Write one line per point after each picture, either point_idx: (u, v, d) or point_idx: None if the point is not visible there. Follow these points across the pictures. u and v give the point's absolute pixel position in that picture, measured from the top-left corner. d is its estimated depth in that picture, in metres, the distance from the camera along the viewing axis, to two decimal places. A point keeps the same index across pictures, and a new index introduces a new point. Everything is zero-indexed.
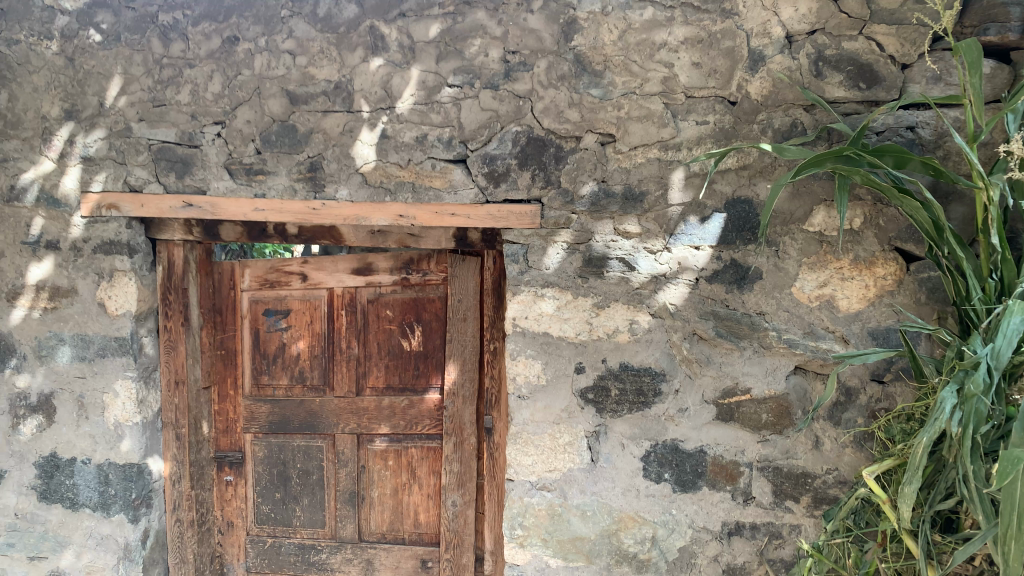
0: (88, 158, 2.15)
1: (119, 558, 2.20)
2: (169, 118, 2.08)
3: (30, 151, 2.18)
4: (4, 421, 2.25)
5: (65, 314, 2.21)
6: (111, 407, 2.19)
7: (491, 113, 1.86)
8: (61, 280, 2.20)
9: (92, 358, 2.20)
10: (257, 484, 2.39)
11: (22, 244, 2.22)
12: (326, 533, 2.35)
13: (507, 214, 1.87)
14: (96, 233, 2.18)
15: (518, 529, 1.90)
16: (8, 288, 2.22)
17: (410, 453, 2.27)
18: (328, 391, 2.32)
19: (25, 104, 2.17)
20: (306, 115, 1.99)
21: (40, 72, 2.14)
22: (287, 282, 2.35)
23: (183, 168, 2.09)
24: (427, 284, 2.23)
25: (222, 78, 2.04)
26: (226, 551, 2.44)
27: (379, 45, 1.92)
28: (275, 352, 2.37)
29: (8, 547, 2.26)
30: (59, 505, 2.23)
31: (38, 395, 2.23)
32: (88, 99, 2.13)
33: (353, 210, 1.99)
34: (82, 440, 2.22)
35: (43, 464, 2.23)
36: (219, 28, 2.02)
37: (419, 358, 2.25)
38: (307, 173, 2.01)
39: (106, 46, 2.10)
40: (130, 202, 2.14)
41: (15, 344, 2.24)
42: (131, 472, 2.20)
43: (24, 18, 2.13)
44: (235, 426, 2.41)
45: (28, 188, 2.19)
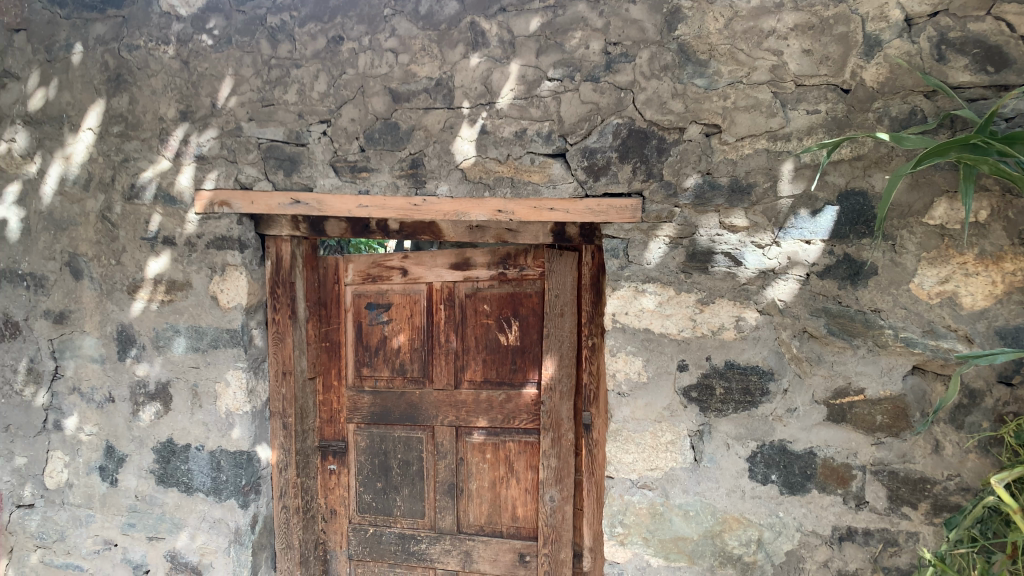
0: (201, 157, 2.25)
1: (230, 541, 2.30)
2: (277, 118, 2.15)
3: (149, 151, 2.30)
4: (126, 408, 2.41)
5: (181, 307, 2.32)
6: (222, 396, 2.29)
7: (592, 106, 1.85)
8: (176, 274, 2.31)
9: (205, 349, 2.30)
10: (359, 474, 2.45)
11: (141, 240, 2.34)
12: (425, 523, 2.38)
13: (607, 208, 1.85)
14: (209, 229, 2.27)
15: (618, 527, 1.89)
16: (129, 281, 2.36)
17: (507, 447, 2.27)
18: (427, 383, 2.35)
19: (144, 107, 2.28)
20: (408, 113, 2.02)
21: (158, 75, 2.25)
22: (388, 277, 2.39)
23: (291, 166, 2.16)
24: (525, 279, 2.23)
25: (328, 78, 2.09)
26: (329, 538, 2.50)
27: (480, 41, 1.93)
28: (376, 344, 2.41)
29: (130, 526, 2.42)
30: (175, 489, 2.36)
31: (156, 383, 2.36)
32: (201, 101, 2.22)
33: (452, 206, 2.01)
34: (196, 427, 2.33)
35: (161, 449, 2.37)
36: (324, 28, 2.07)
37: (516, 353, 2.25)
38: (409, 169, 2.04)
39: (218, 49, 2.19)
40: (240, 199, 2.22)
41: (135, 335, 2.37)
42: (241, 459, 2.29)
43: (143, 25, 2.25)
44: (339, 416, 2.47)
45: (147, 187, 2.31)
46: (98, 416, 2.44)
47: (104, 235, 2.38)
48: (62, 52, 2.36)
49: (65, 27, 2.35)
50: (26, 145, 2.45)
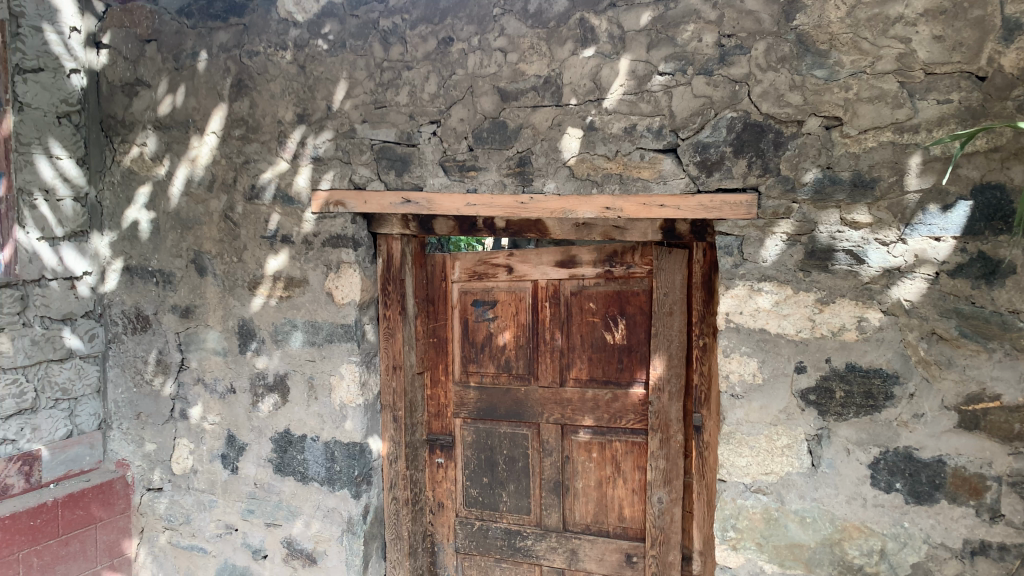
0: (317, 159, 2.33)
1: (343, 530, 2.37)
2: (389, 119, 2.20)
3: (268, 153, 2.40)
4: (246, 398, 2.53)
5: (298, 302, 2.41)
6: (337, 388, 2.36)
7: (705, 100, 1.81)
8: (294, 270, 2.40)
9: (321, 343, 2.38)
10: (466, 468, 2.48)
11: (261, 238, 2.45)
12: (531, 520, 2.40)
13: (721, 204, 1.81)
14: (325, 228, 2.35)
15: (730, 531, 1.85)
16: (250, 278, 2.48)
17: (614, 446, 2.25)
18: (533, 380, 2.36)
19: (264, 111, 2.38)
20: (517, 111, 2.03)
21: (277, 80, 2.35)
22: (494, 274, 2.40)
23: (402, 166, 2.21)
24: (632, 277, 2.19)
25: (438, 78, 2.13)
26: (437, 531, 2.55)
27: (590, 37, 1.92)
28: (482, 341, 2.43)
29: (250, 512, 2.54)
30: (291, 478, 2.46)
31: (274, 375, 2.47)
32: (317, 104, 2.30)
33: (560, 203, 2.01)
34: (312, 418, 2.42)
35: (278, 439, 2.48)
36: (435, 29, 2.11)
37: (623, 352, 2.22)
38: (516, 167, 2.05)
39: (333, 53, 2.26)
40: (353, 199, 2.28)
41: (255, 329, 2.49)
42: (354, 450, 2.35)
43: (263, 32, 2.35)
44: (446, 410, 2.50)
45: (267, 188, 2.42)
46: (220, 406, 2.59)
47: (226, 234, 2.51)
48: (188, 60, 2.51)
49: (191, 37, 2.50)
50: (156, 149, 2.62)
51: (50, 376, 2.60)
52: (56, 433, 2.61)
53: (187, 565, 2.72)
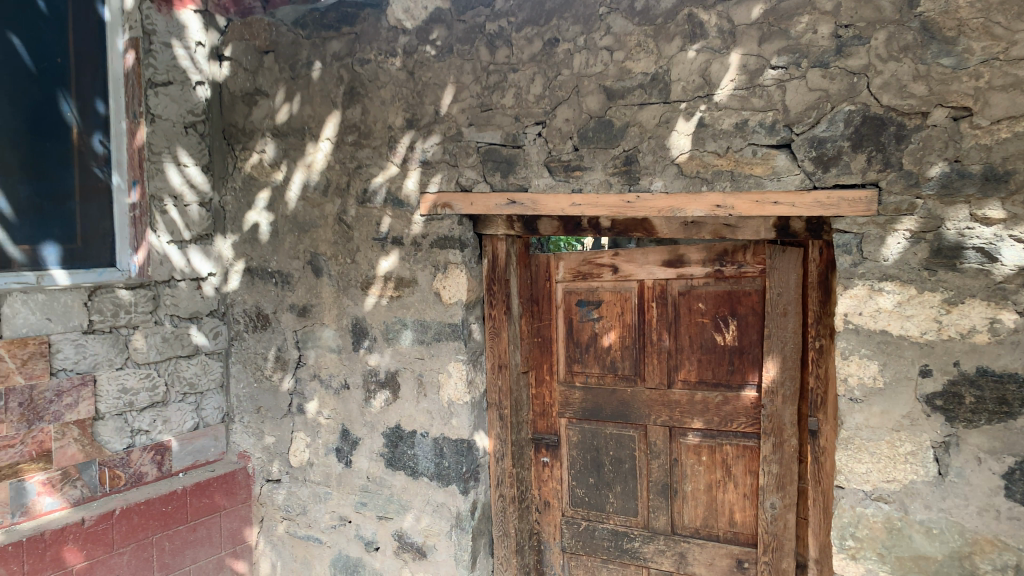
0: (425, 162, 2.38)
1: (451, 525, 2.42)
2: (495, 121, 2.23)
3: (379, 158, 2.48)
4: (359, 394, 2.62)
5: (408, 302, 2.48)
6: (445, 386, 2.41)
7: (821, 93, 1.75)
8: (404, 271, 2.47)
9: (430, 341, 2.44)
10: (572, 468, 2.49)
11: (373, 240, 2.53)
12: (638, 522, 2.38)
13: (839, 201, 1.75)
14: (433, 229, 2.40)
15: (849, 540, 1.79)
16: (363, 278, 2.57)
17: (725, 450, 2.21)
18: (640, 381, 2.33)
19: (375, 116, 2.46)
20: (623, 110, 2.02)
21: (387, 87, 2.43)
22: (599, 274, 2.38)
23: (508, 168, 2.23)
24: (743, 277, 2.14)
25: (543, 79, 2.14)
26: (543, 529, 2.56)
27: (698, 33, 1.89)
28: (587, 341, 2.42)
29: (363, 505, 2.63)
30: (402, 472, 2.53)
31: (386, 372, 2.55)
32: (425, 108, 2.36)
33: (668, 202, 1.98)
34: (421, 415, 2.47)
35: (390, 434, 2.55)
36: (541, 31, 2.13)
37: (734, 354, 2.17)
38: (623, 166, 2.04)
39: (441, 58, 2.32)
40: (460, 201, 2.32)
41: (367, 327, 2.57)
42: (463, 447, 2.39)
43: (374, 40, 2.44)
44: (551, 410, 2.51)
45: (378, 191, 2.49)
46: (334, 402, 2.70)
47: (340, 236, 2.61)
48: (304, 69, 2.62)
49: (306, 47, 2.61)
50: (274, 156, 2.74)
51: (179, 371, 2.77)
52: (184, 424, 2.79)
53: (303, 554, 2.83)
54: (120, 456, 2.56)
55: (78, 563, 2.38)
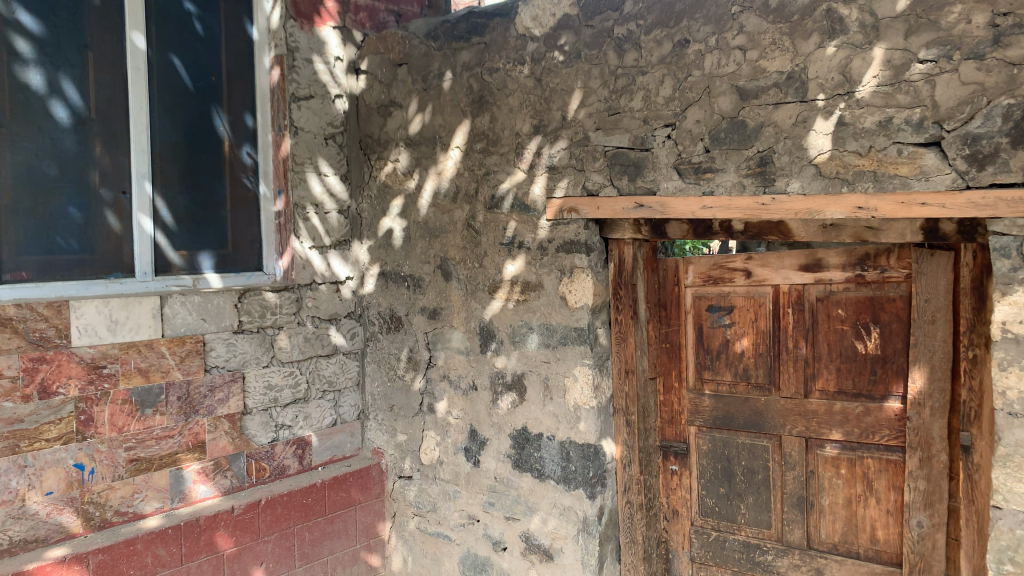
0: (552, 167, 2.40)
1: (578, 529, 2.42)
2: (623, 125, 2.22)
3: (507, 164, 2.53)
4: (487, 395, 2.68)
5: (534, 305, 2.50)
6: (572, 390, 2.41)
7: (975, 86, 1.64)
8: (530, 275, 2.50)
9: (556, 345, 2.45)
10: (702, 477, 2.44)
11: (501, 245, 2.58)
12: (772, 535, 2.30)
13: (995, 201, 1.64)
14: (559, 233, 2.41)
15: (1007, 565, 1.67)
16: (490, 282, 2.62)
17: (866, 463, 2.10)
18: (774, 391, 2.26)
19: (504, 124, 2.52)
20: (757, 110, 1.97)
21: (515, 94, 2.48)
22: (731, 279, 2.33)
23: (636, 171, 2.22)
24: (887, 282, 2.03)
25: (673, 81, 2.11)
26: (671, 538, 2.53)
27: (838, 28, 1.81)
28: (718, 348, 2.36)
29: (491, 505, 2.68)
30: (529, 474, 2.56)
31: (512, 374, 2.59)
32: (553, 114, 2.38)
33: (805, 204, 1.91)
34: (547, 418, 2.49)
35: (517, 436, 2.59)
36: (671, 33, 2.11)
37: (876, 363, 2.07)
38: (757, 168, 1.98)
39: (568, 64, 2.34)
40: (587, 205, 2.32)
41: (495, 330, 2.62)
42: (589, 452, 2.39)
43: (503, 49, 2.50)
44: (680, 417, 2.47)
45: (505, 196, 2.54)
46: (463, 402, 2.76)
47: (469, 241, 2.68)
48: (435, 80, 2.74)
49: (438, 58, 2.72)
50: (407, 164, 2.87)
51: (319, 369, 2.92)
52: (323, 420, 2.94)
53: (433, 551, 2.91)
54: (265, 449, 2.72)
55: (229, 548, 2.54)
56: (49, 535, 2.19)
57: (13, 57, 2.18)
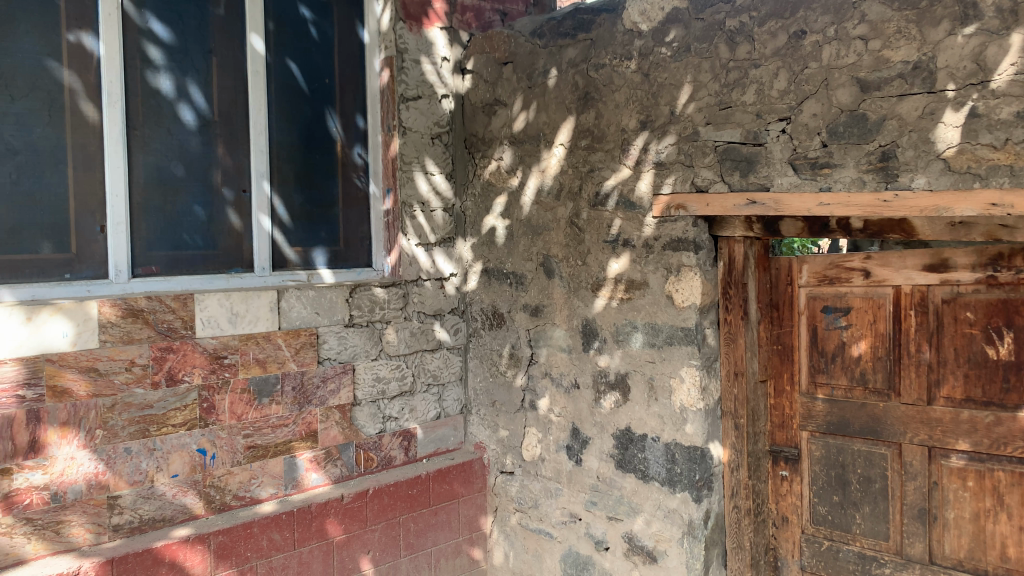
0: (659, 163, 2.36)
1: (683, 532, 2.38)
2: (734, 119, 2.17)
3: (613, 161, 2.51)
4: (590, 394, 2.66)
5: (639, 304, 2.47)
6: (678, 391, 2.37)
7: None
8: (635, 273, 2.47)
9: (662, 345, 2.41)
10: (814, 484, 2.35)
11: (605, 242, 2.56)
12: (890, 547, 2.19)
13: None
14: (666, 231, 2.37)
15: None
16: (593, 280, 2.61)
17: (997, 476, 1.98)
18: (894, 396, 2.16)
19: (610, 120, 2.50)
20: (879, 102, 1.88)
21: (622, 90, 2.46)
22: (848, 279, 2.23)
23: (747, 167, 2.15)
24: (1022, 284, 1.91)
25: (788, 74, 2.04)
26: (780, 545, 2.45)
27: (971, 14, 1.71)
28: (834, 351, 2.27)
29: (593, 504, 2.67)
30: (632, 475, 2.53)
31: (616, 374, 2.56)
32: (661, 109, 2.35)
33: (931, 200, 1.81)
34: (652, 418, 2.46)
35: (620, 436, 2.56)
36: (786, 24, 2.04)
37: (1009, 370, 1.95)
38: (879, 162, 1.89)
39: (677, 58, 2.29)
40: (695, 202, 2.27)
41: (598, 329, 2.61)
42: (696, 454, 2.34)
43: (610, 44, 2.48)
44: (791, 422, 2.39)
45: (610, 193, 2.52)
46: (565, 400, 2.76)
47: (572, 238, 2.67)
48: (541, 78, 2.74)
49: (543, 56, 2.73)
50: (511, 162, 2.89)
51: (424, 364, 2.98)
52: (428, 414, 2.99)
53: (535, 547, 2.92)
54: (373, 440, 2.79)
55: (338, 536, 2.62)
56: (175, 515, 2.31)
57: (146, 63, 2.31)
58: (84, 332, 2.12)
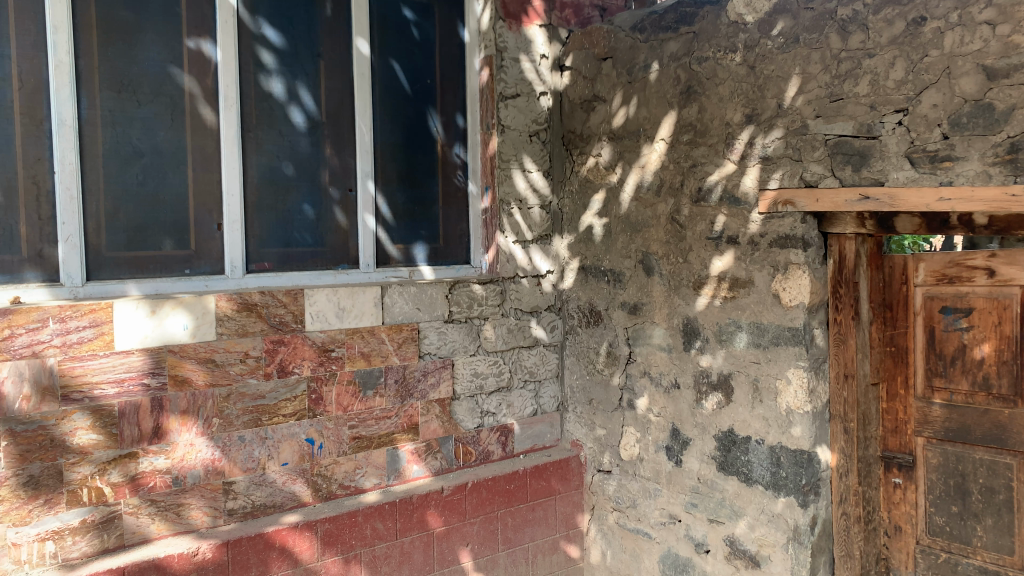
0: (766, 158, 2.30)
1: (788, 538, 2.31)
2: (846, 112, 2.09)
3: (716, 156, 2.46)
4: (691, 394, 2.62)
5: (743, 303, 2.41)
6: (784, 393, 2.30)
7: None
8: (740, 271, 2.41)
9: (767, 345, 2.35)
10: (930, 493, 2.24)
11: (707, 239, 2.51)
12: (1015, 562, 2.07)
13: None
14: (773, 228, 2.30)
15: None
16: (695, 278, 2.56)
17: None
18: (1021, 403, 2.03)
19: (713, 114, 2.45)
20: (1007, 91, 1.78)
21: (726, 83, 2.40)
22: (970, 278, 2.11)
23: (861, 161, 2.07)
24: None
25: (906, 63, 1.95)
26: (892, 556, 2.34)
27: None
28: (954, 353, 2.16)
29: (694, 506, 2.63)
30: (735, 477, 2.48)
31: (718, 374, 2.51)
32: (767, 103, 2.28)
33: None
34: (756, 420, 2.40)
35: (722, 437, 2.51)
36: (903, 11, 1.95)
37: None
38: (1006, 155, 1.79)
39: (784, 49, 2.23)
40: (804, 197, 2.20)
41: (700, 328, 2.56)
42: (802, 458, 2.27)
43: (713, 37, 2.43)
44: (905, 427, 2.28)
45: (713, 189, 2.47)
46: (665, 400, 2.72)
47: (673, 235, 2.63)
48: (641, 72, 2.71)
49: (644, 50, 2.70)
50: (610, 158, 2.88)
51: (520, 360, 3.00)
52: (525, 410, 3.01)
53: (632, 547, 2.89)
54: (472, 435, 2.83)
55: (438, 527, 2.67)
56: (284, 502, 2.41)
57: (259, 68, 2.41)
58: (203, 325, 2.23)
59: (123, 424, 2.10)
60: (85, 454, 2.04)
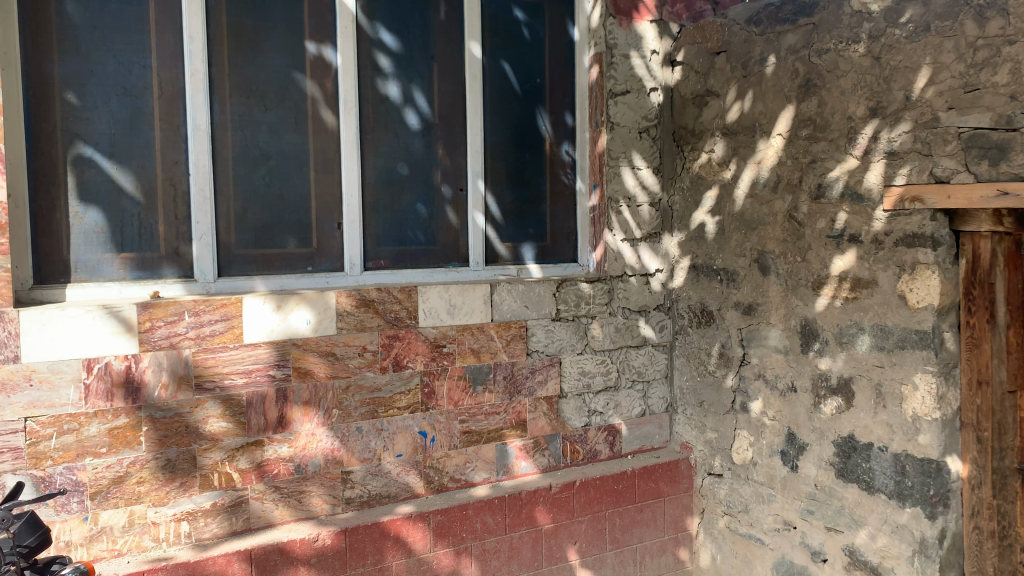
0: (891, 153, 2.20)
1: (914, 550, 2.22)
2: (982, 103, 1.97)
3: (837, 151, 2.37)
4: (808, 398, 2.54)
5: (866, 304, 2.32)
6: (910, 399, 2.20)
7: None
8: (862, 271, 2.32)
9: (892, 348, 2.25)
10: None
11: (827, 238, 2.43)
12: None
13: None
14: (899, 226, 2.20)
15: None
16: (814, 278, 2.48)
17: None
18: None
19: (834, 108, 2.36)
20: None
21: (848, 75, 2.31)
22: None
23: (998, 155, 1.95)
24: None
25: None
26: None
27: None
28: None
29: (810, 514, 2.55)
30: (856, 485, 2.39)
31: (838, 378, 2.42)
32: (894, 95, 2.18)
33: None
34: (879, 427, 2.30)
35: (842, 443, 2.42)
36: None
37: None
38: None
39: (913, 39, 2.12)
40: (934, 193, 2.09)
41: (819, 330, 2.48)
42: (930, 468, 2.16)
43: (835, 28, 2.34)
44: None
45: (834, 185, 2.38)
46: (781, 404, 2.65)
47: (791, 233, 2.55)
48: (757, 66, 2.65)
49: (760, 43, 2.63)
50: (723, 154, 2.82)
51: (629, 360, 2.97)
52: (633, 410, 2.99)
53: (744, 552, 2.83)
54: (579, 433, 2.84)
55: (547, 524, 2.69)
56: (399, 492, 2.48)
57: (376, 72, 2.49)
58: (325, 319, 2.32)
59: (251, 413, 2.21)
60: (216, 441, 2.16)
